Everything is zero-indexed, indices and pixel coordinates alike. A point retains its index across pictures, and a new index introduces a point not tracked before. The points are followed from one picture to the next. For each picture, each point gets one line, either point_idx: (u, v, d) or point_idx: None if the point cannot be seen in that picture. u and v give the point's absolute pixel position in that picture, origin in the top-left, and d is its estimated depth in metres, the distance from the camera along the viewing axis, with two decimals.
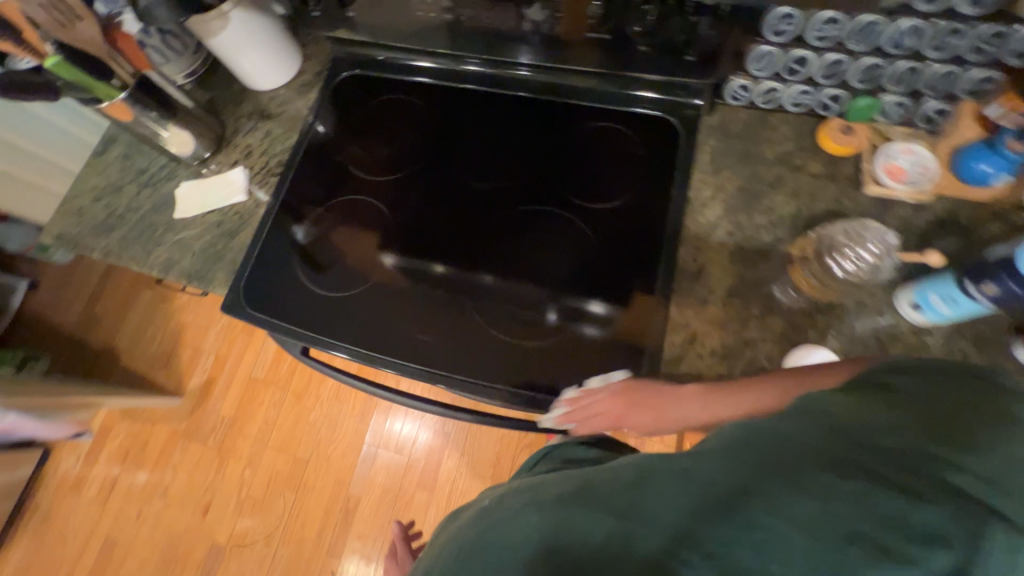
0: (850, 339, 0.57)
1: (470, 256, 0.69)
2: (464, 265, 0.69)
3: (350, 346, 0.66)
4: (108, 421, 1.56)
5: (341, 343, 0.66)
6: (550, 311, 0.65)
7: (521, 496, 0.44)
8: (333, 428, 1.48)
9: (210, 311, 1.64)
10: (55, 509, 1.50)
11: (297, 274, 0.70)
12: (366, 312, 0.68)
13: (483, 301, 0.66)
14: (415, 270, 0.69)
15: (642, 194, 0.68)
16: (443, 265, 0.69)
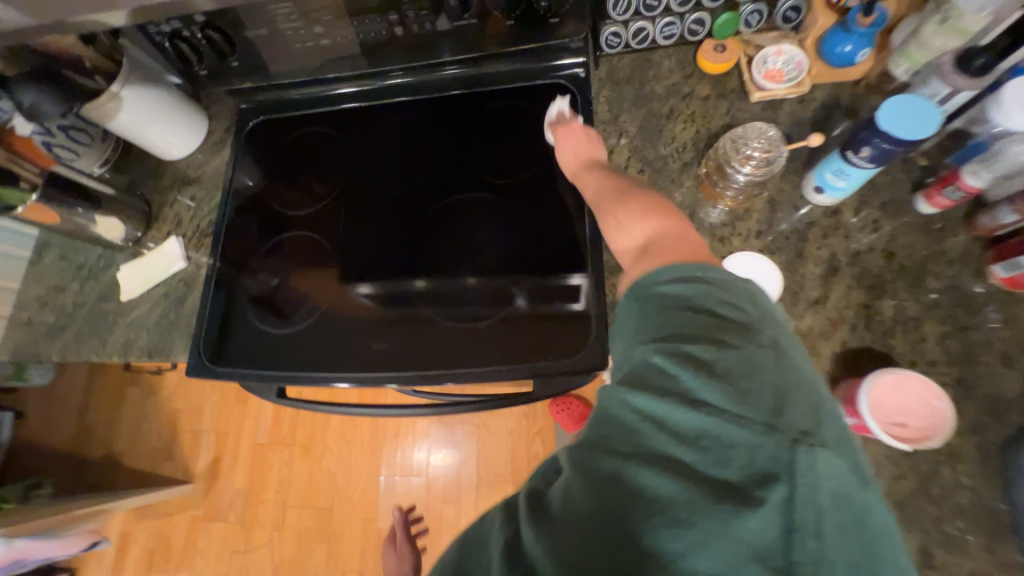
0: (773, 236, 0.60)
1: (432, 263, 0.72)
2: (432, 274, 0.72)
3: (350, 375, 0.66)
4: (126, 526, 1.54)
5: (343, 374, 0.67)
6: (520, 295, 0.68)
7: None
8: (349, 470, 1.48)
9: (200, 391, 1.64)
10: None
11: (260, 323, 0.72)
12: (348, 343, 0.69)
13: (458, 302, 0.69)
14: (393, 291, 0.71)
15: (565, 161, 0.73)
16: (419, 280, 0.71)
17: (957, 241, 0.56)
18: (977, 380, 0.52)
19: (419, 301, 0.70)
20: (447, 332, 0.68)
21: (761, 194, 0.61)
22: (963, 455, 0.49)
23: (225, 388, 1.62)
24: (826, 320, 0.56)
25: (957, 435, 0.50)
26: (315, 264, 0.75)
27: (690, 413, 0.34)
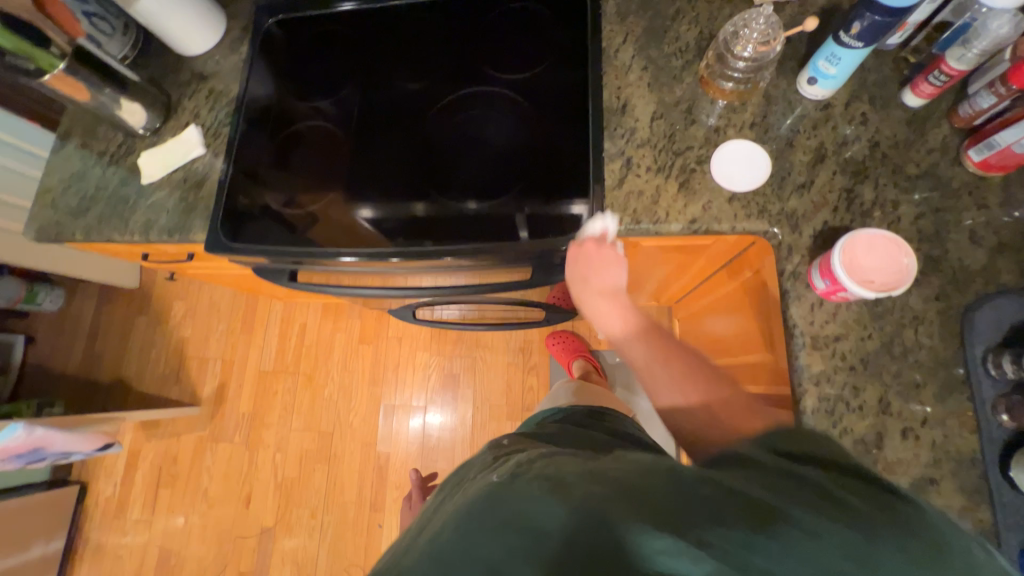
0: (766, 128, 0.63)
1: (420, 174, 0.72)
2: (417, 189, 0.71)
3: (355, 250, 0.68)
4: (135, 445, 1.60)
5: (349, 249, 0.68)
6: (522, 229, 0.65)
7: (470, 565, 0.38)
8: (349, 398, 1.54)
9: (207, 320, 1.69)
10: (106, 534, 1.56)
11: (260, 214, 0.75)
12: (328, 238, 0.71)
13: (437, 223, 0.68)
14: (396, 213, 0.71)
15: (567, 68, 0.73)
16: (422, 205, 0.70)
17: (938, 133, 0.60)
18: (946, 254, 0.55)
19: (417, 207, 0.70)
20: (447, 230, 0.68)
21: (757, 87, 0.64)
22: (926, 318, 0.54)
23: (232, 319, 1.67)
24: (810, 201, 0.60)
25: (923, 301, 0.54)
26: (316, 177, 0.76)
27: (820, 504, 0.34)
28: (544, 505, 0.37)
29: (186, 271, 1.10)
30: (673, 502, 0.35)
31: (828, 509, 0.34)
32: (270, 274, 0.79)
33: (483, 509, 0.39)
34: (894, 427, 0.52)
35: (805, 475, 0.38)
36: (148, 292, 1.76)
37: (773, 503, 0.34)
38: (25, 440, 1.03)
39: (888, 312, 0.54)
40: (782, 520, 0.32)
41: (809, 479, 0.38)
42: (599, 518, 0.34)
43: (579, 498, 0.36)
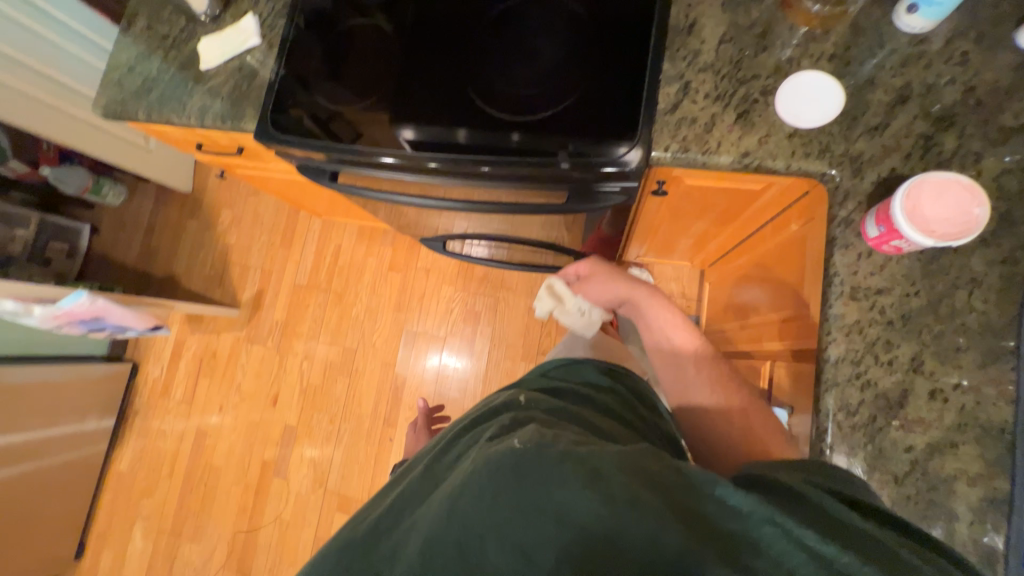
0: (846, 62, 0.58)
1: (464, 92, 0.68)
2: (459, 113, 0.67)
3: (394, 152, 0.69)
4: (180, 335, 1.75)
5: (387, 150, 0.69)
6: (562, 161, 0.62)
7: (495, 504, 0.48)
8: (374, 320, 1.60)
9: (251, 231, 1.77)
10: (152, 410, 1.74)
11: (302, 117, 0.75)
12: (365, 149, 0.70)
13: (475, 147, 0.65)
14: (433, 138, 0.68)
15: None
16: (463, 132, 0.67)
17: None
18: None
19: (458, 121, 0.67)
20: (485, 145, 0.65)
21: (846, 11, 0.58)
22: (985, 282, 0.50)
23: (274, 232, 1.75)
24: (881, 145, 0.55)
25: (985, 264, 0.50)
26: (359, 87, 0.74)
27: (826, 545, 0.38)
28: (577, 488, 0.44)
29: (233, 170, 1.14)
30: (687, 521, 0.41)
31: (836, 549, 0.37)
32: (312, 172, 0.81)
33: (528, 464, 0.47)
34: (922, 387, 0.50)
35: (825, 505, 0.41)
36: (199, 198, 1.85)
37: (777, 531, 0.39)
38: (88, 307, 1.13)
39: (942, 271, 0.51)
40: (784, 553, 0.38)
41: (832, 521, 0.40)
42: (600, 492, 0.44)
43: (611, 493, 0.43)
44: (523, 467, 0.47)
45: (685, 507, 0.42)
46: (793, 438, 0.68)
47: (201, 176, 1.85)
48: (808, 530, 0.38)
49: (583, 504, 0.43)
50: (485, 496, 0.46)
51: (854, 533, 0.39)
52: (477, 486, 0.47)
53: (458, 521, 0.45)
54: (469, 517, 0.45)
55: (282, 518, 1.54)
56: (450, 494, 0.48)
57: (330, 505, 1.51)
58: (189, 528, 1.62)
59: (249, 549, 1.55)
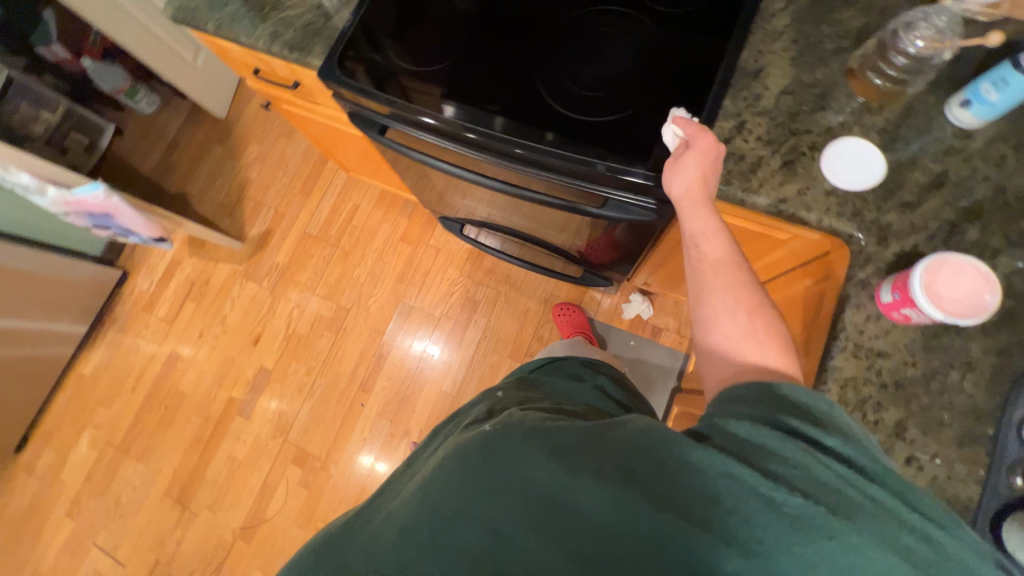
0: (893, 139, 0.61)
1: (522, 80, 0.71)
2: (510, 99, 0.70)
3: (436, 114, 0.71)
4: (178, 255, 1.74)
5: (429, 112, 0.71)
6: (599, 166, 0.65)
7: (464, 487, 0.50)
8: (374, 285, 1.60)
9: (273, 171, 1.77)
10: (131, 321, 1.72)
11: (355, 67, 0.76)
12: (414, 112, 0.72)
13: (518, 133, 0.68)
14: (475, 115, 0.70)
15: (720, 22, 0.68)
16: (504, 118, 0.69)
17: None
18: None
19: (510, 106, 0.70)
20: (526, 130, 0.68)
21: (903, 93, 0.61)
22: (978, 366, 0.53)
23: (296, 177, 1.75)
24: (910, 221, 0.58)
25: (982, 350, 0.53)
26: (421, 52, 0.76)
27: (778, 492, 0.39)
28: (539, 463, 0.45)
29: (278, 104, 1.15)
30: (639, 478, 0.42)
31: (786, 495, 0.38)
32: (362, 122, 0.83)
33: (492, 447, 0.49)
34: (900, 452, 0.52)
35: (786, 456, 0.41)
36: (230, 126, 1.85)
37: (735, 482, 0.39)
38: (103, 201, 1.13)
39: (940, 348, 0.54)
40: (739, 502, 0.39)
41: (781, 466, 0.40)
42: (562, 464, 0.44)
43: (574, 464, 0.44)
44: (488, 451, 0.49)
45: (638, 466, 0.43)
46: None
47: (238, 106, 1.85)
48: (762, 479, 0.39)
49: (543, 476, 0.44)
50: (453, 479, 0.48)
51: (804, 472, 0.40)
52: (446, 475, 0.49)
53: (426, 507, 0.47)
54: (438, 501, 0.47)
55: (234, 458, 1.52)
56: (420, 487, 0.51)
57: (285, 456, 1.50)
58: (138, 447, 1.59)
59: (193, 482, 1.52)
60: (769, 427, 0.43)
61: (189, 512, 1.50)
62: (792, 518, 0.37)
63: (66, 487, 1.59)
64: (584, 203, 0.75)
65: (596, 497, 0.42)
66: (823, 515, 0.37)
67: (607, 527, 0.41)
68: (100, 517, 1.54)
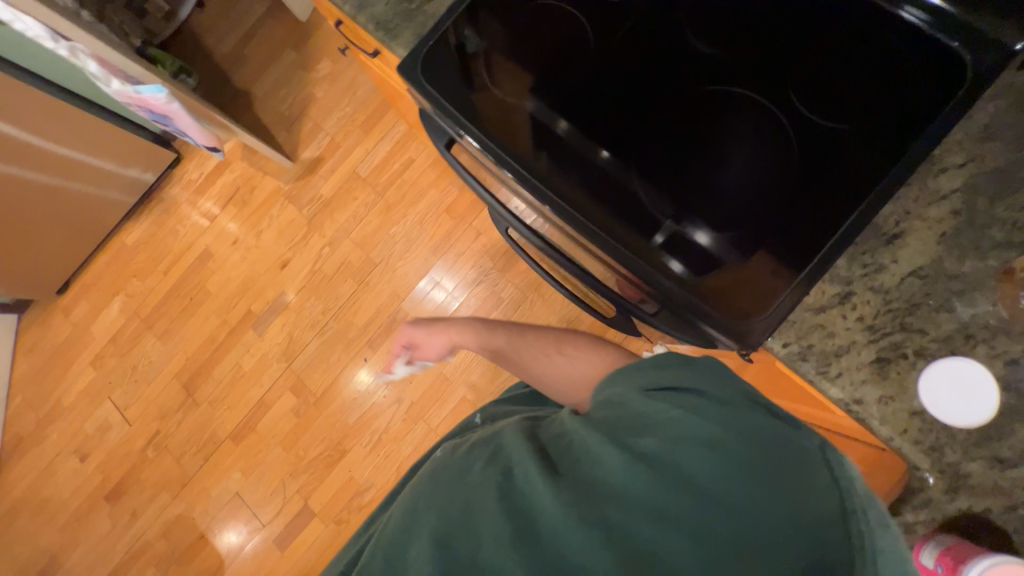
0: (1021, 378, 0.50)
1: (602, 137, 0.60)
2: (581, 146, 0.60)
3: (482, 135, 0.62)
4: (230, 156, 1.73)
5: (485, 137, 0.62)
6: (659, 233, 0.56)
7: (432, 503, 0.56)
8: (407, 248, 1.57)
9: (340, 96, 1.69)
10: (175, 206, 1.76)
11: (426, 51, 0.65)
12: (467, 129, 0.63)
13: (574, 183, 0.59)
14: (535, 129, 0.62)
15: (875, 168, 0.55)
16: (567, 124, 0.61)
17: None
18: None
19: (580, 170, 0.60)
20: (574, 195, 0.59)
21: None
22: None
23: (360, 109, 1.67)
24: (993, 480, 0.49)
25: None
26: (508, 65, 0.65)
27: (650, 452, 0.48)
28: (492, 475, 0.53)
29: (356, 52, 1.06)
30: (548, 454, 0.53)
31: (654, 452, 0.47)
32: (430, 128, 0.75)
33: (456, 474, 0.56)
34: None
35: (655, 417, 0.50)
36: (309, 33, 1.74)
37: (623, 455, 0.48)
38: (162, 104, 1.11)
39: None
40: (627, 466, 0.47)
41: (662, 427, 0.49)
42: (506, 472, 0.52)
43: (514, 469, 0.52)
44: (444, 472, 0.58)
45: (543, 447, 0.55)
46: None
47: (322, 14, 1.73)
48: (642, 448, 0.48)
49: (483, 474, 0.53)
50: (427, 517, 0.53)
51: (664, 418, 0.50)
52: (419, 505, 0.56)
53: (396, 532, 0.55)
54: (405, 521, 0.55)
55: (240, 367, 1.61)
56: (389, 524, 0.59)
57: (285, 382, 1.58)
58: (160, 326, 1.70)
59: (201, 375, 1.63)
60: (649, 403, 0.52)
61: (192, 400, 1.63)
62: (661, 472, 0.46)
63: (94, 340, 1.73)
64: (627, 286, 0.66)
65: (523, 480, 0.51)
66: (688, 466, 0.45)
67: (543, 513, 0.47)
68: (117, 376, 1.69)
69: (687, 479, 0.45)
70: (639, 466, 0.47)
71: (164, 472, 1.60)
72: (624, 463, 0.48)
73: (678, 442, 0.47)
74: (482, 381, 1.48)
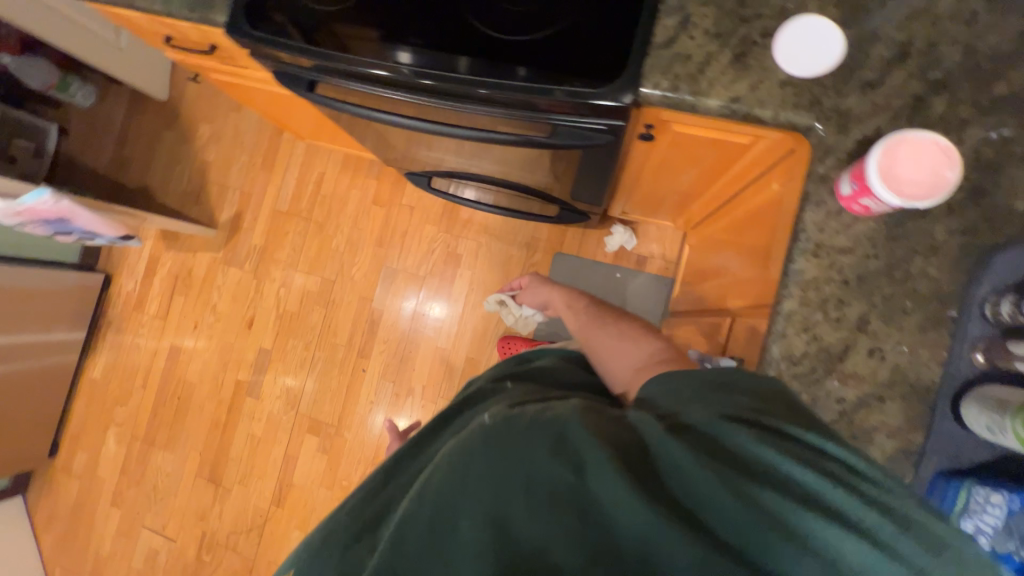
0: (853, 9, 0.54)
1: (473, 20, 0.63)
2: (467, 37, 0.62)
3: (390, 66, 0.63)
4: (155, 251, 1.72)
5: (381, 63, 0.63)
6: (567, 86, 0.58)
7: (454, 473, 0.49)
8: (355, 253, 1.58)
9: (230, 150, 1.70)
10: (125, 321, 1.74)
11: (276, 15, 0.69)
12: (364, 65, 0.64)
13: (492, 75, 0.60)
14: (435, 59, 0.62)
15: None
16: (468, 58, 0.61)
17: None
18: (1000, 190, 0.50)
19: (480, 48, 0.61)
20: (491, 69, 0.60)
21: None
22: (943, 249, 0.51)
23: (254, 153, 1.68)
24: (870, 102, 0.53)
25: (947, 232, 0.51)
26: None
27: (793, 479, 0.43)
28: (548, 457, 0.47)
29: (208, 75, 1.07)
30: (640, 467, 0.45)
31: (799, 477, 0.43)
32: (287, 79, 0.77)
33: (498, 443, 0.50)
34: (863, 344, 0.51)
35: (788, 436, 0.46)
36: (177, 108, 1.75)
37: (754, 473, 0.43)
38: (53, 207, 1.11)
39: (892, 393, 0.50)
40: (753, 493, 0.42)
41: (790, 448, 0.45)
42: (576, 466, 0.46)
43: (580, 456, 0.46)
44: (497, 446, 0.49)
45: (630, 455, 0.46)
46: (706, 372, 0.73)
47: (182, 85, 1.75)
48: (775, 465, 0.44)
49: (551, 472, 0.46)
50: (453, 486, 0.48)
51: (791, 449, 0.45)
52: (447, 474, 0.49)
53: (431, 502, 0.48)
54: (443, 499, 0.47)
55: (253, 435, 1.59)
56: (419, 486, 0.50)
57: (300, 428, 1.56)
58: (162, 437, 1.67)
59: (220, 460, 1.61)
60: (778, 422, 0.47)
61: (222, 488, 1.60)
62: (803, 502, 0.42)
63: (105, 481, 1.69)
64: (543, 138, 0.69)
65: (605, 494, 0.44)
66: (824, 496, 0.42)
67: (628, 532, 0.42)
68: (142, 502, 1.65)
69: (814, 508, 0.41)
70: (771, 492, 0.42)
71: (227, 567, 1.57)
72: (750, 480, 0.43)
73: (816, 470, 0.43)
74: (477, 336, 1.49)
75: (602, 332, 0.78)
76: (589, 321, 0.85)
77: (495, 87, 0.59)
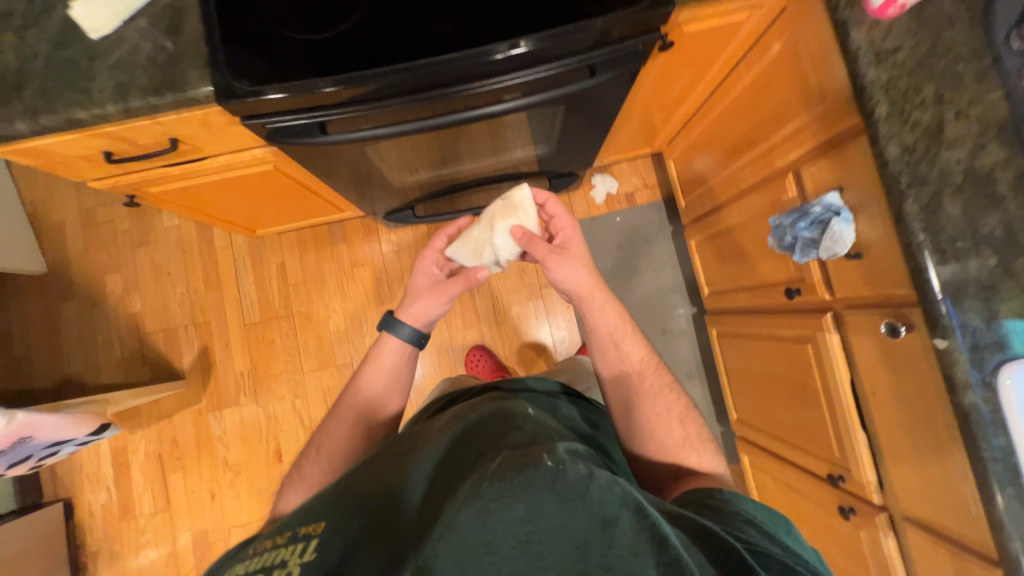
0: None
1: None
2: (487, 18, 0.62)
3: (423, 63, 0.60)
4: (119, 440, 1.41)
5: (416, 67, 0.60)
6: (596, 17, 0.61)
7: (520, 501, 0.33)
8: (359, 325, 1.44)
9: (158, 287, 1.45)
10: (118, 540, 1.39)
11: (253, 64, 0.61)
12: (391, 78, 0.60)
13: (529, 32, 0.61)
14: (474, 52, 0.60)
15: None
16: (505, 38, 0.61)
17: None
18: None
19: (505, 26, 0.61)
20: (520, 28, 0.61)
21: None
22: (958, 19, 0.61)
23: (191, 277, 1.45)
24: None
25: (954, 3, 0.61)
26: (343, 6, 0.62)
27: None
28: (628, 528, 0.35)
29: (145, 193, 0.92)
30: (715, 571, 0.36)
31: None
32: (296, 135, 0.69)
33: (577, 489, 0.35)
34: (951, 111, 0.60)
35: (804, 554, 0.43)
36: (67, 274, 1.45)
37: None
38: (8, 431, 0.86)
39: (995, 137, 0.59)
40: None
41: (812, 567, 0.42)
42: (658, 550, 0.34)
43: (662, 547, 0.34)
44: (569, 492, 0.34)
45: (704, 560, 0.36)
46: (840, 244, 0.71)
47: (60, 247, 1.45)
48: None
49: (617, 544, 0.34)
50: (515, 513, 0.33)
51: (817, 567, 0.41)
52: (514, 493, 0.34)
53: (484, 526, 0.33)
54: (503, 524, 0.33)
55: None
56: (475, 493, 0.34)
57: None
58: None
59: None
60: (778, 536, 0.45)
61: None
62: None
63: None
64: (575, 80, 0.70)
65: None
66: None
67: None
68: None
69: None
70: None
71: None
72: None
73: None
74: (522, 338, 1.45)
75: (658, 415, 0.65)
76: (646, 389, 0.67)
77: (537, 40, 0.60)
